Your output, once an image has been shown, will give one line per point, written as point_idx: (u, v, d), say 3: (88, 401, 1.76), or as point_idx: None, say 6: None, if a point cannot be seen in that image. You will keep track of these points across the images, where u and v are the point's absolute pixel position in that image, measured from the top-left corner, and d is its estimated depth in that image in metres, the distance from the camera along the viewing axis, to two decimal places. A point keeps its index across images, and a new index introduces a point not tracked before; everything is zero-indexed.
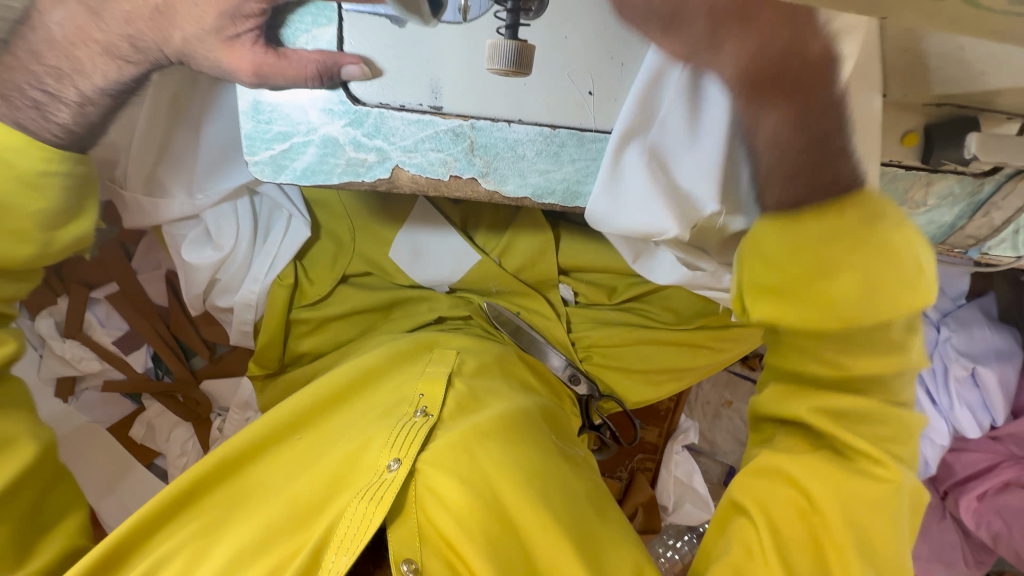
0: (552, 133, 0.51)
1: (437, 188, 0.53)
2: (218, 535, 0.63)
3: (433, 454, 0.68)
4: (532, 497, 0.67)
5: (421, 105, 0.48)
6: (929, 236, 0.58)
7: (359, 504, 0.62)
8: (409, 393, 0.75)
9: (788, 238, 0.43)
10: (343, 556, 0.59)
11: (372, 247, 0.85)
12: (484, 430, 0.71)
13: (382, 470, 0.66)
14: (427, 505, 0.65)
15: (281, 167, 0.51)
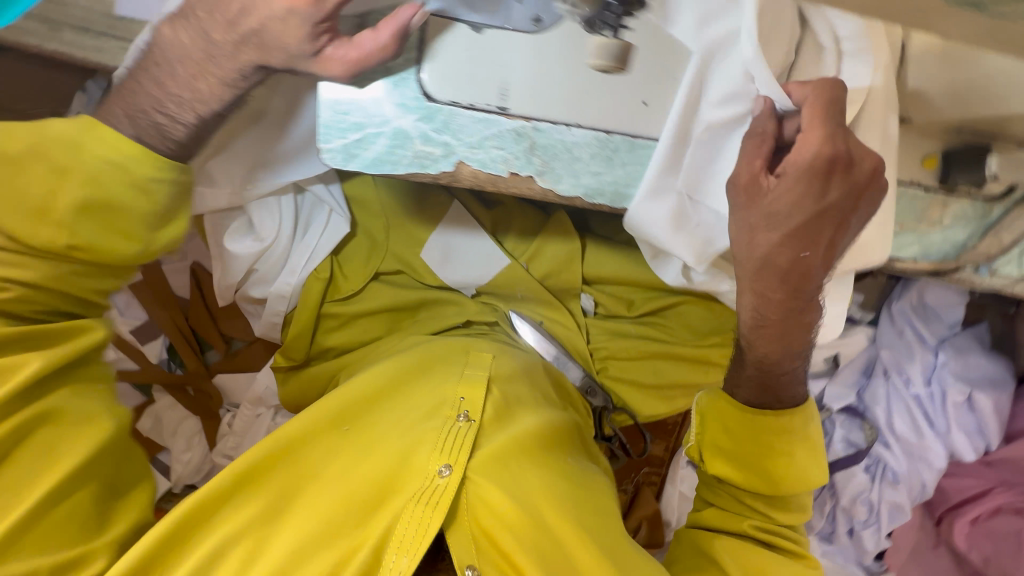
0: (608, 137, 0.54)
1: (496, 184, 0.55)
2: (271, 534, 0.63)
3: (481, 462, 0.67)
4: (576, 510, 0.67)
5: (489, 105, 0.52)
6: (942, 252, 0.62)
7: (416, 509, 0.61)
8: (448, 395, 0.72)
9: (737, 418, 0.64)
10: (403, 557, 0.59)
11: (404, 246, 0.88)
12: (525, 445, 0.70)
13: (433, 476, 0.64)
14: (478, 513, 0.64)
15: (351, 155, 0.53)
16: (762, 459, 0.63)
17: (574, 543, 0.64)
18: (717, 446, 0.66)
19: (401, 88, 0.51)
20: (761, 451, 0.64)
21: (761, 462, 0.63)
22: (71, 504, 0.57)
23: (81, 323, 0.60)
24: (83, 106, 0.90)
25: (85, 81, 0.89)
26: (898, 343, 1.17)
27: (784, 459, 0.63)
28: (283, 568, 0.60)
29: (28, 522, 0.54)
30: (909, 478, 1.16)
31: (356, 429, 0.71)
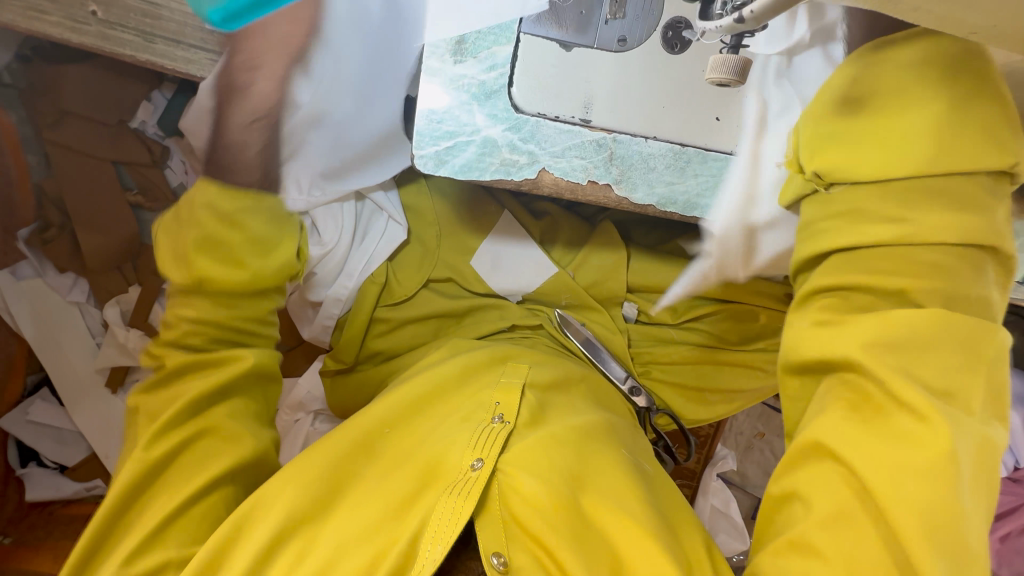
0: (682, 150, 0.57)
1: (574, 191, 0.58)
2: (319, 529, 0.63)
3: (513, 456, 0.67)
4: (617, 501, 0.66)
5: (573, 117, 0.55)
6: None
7: (448, 499, 0.62)
8: (485, 399, 0.74)
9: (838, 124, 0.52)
10: (439, 547, 0.59)
11: (455, 254, 0.91)
12: (559, 438, 0.71)
13: (466, 469, 0.65)
14: (511, 501, 0.65)
15: (441, 162, 0.56)
16: (866, 130, 0.51)
17: (616, 535, 0.64)
18: (829, 143, 0.53)
19: (493, 100, 0.55)
20: (884, 138, 0.50)
21: (872, 138, 0.50)
22: (203, 508, 0.62)
23: (232, 354, 0.68)
24: (148, 114, 0.95)
25: (152, 91, 0.93)
26: None
27: (910, 130, 0.49)
28: (328, 563, 0.60)
29: (170, 519, 0.60)
30: None
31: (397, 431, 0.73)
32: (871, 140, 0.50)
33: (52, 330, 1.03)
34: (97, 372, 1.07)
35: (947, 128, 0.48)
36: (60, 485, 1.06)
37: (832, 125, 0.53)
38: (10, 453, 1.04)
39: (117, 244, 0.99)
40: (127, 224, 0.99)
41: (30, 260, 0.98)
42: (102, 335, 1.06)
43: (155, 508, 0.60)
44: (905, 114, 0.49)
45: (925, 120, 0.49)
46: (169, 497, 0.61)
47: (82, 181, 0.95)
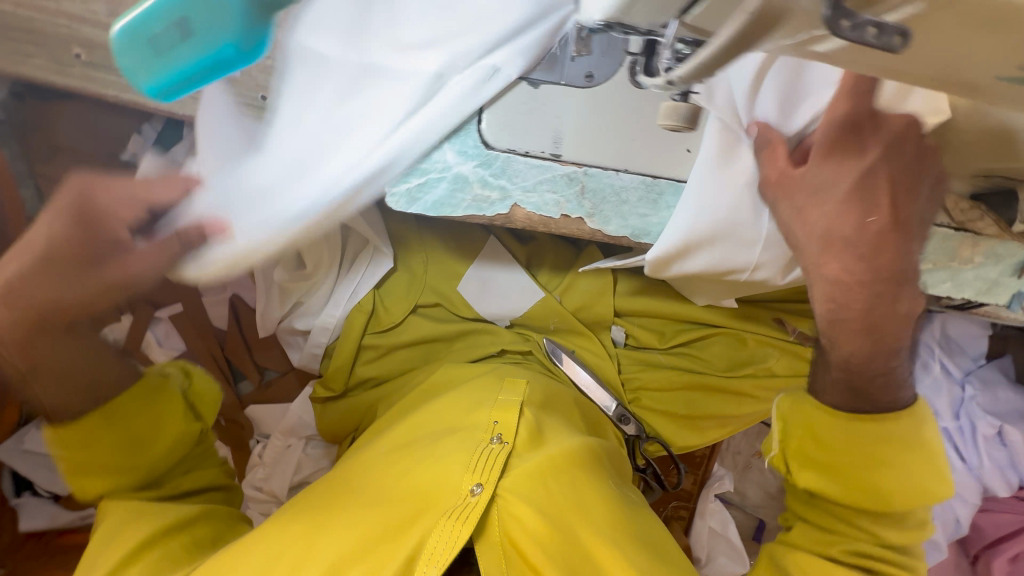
0: (655, 182, 0.57)
1: (547, 224, 0.58)
2: (313, 548, 0.63)
3: (511, 481, 0.66)
4: (609, 531, 0.66)
5: (543, 152, 0.56)
6: (977, 289, 0.63)
7: (446, 523, 0.60)
8: (482, 419, 0.73)
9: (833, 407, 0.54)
10: (434, 568, 0.57)
11: (442, 280, 0.89)
12: (559, 461, 0.69)
13: (466, 494, 0.63)
14: (510, 527, 0.63)
15: (413, 199, 0.56)
16: (864, 470, 0.59)
17: (608, 563, 0.64)
18: (811, 458, 0.62)
19: (462, 138, 0.55)
20: (870, 463, 0.59)
21: (858, 475, 0.60)
22: (165, 551, 0.65)
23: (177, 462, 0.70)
24: (138, 147, 0.94)
25: (142, 124, 0.94)
26: (926, 378, 1.15)
27: (896, 470, 0.58)
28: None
29: (127, 561, 0.62)
30: (941, 512, 1.14)
31: (393, 454, 0.73)
32: (855, 475, 0.60)
33: None
34: None
35: (907, 462, 0.58)
36: (55, 514, 1.06)
37: None
38: (5, 483, 1.05)
39: None
40: None
41: None
42: None
43: (106, 555, 0.62)
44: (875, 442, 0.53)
45: (908, 471, 0.58)
46: (120, 546, 0.63)
47: None
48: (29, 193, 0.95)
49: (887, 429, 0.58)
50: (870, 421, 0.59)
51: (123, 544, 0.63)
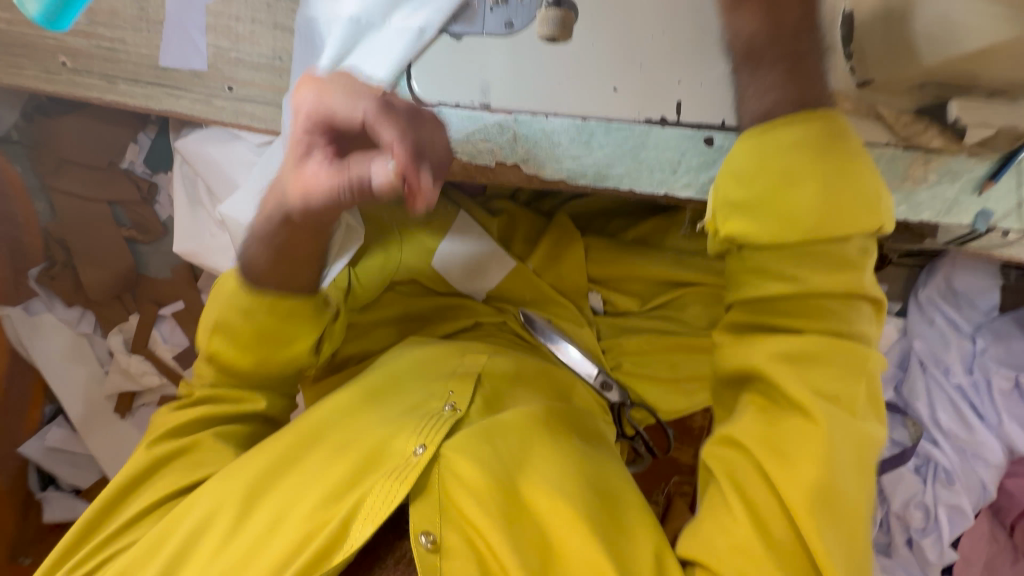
0: (584, 122, 0.59)
1: (485, 172, 0.61)
2: (257, 504, 0.66)
3: (456, 442, 0.68)
4: (552, 484, 0.66)
5: (472, 102, 0.58)
6: (934, 210, 0.62)
7: (386, 484, 0.64)
8: (437, 389, 0.75)
9: (759, 149, 0.51)
10: (369, 527, 0.61)
11: (415, 257, 0.91)
12: (511, 425, 0.71)
13: (409, 455, 0.66)
14: (448, 486, 0.66)
15: None
16: (775, 194, 0.51)
17: (546, 514, 0.64)
18: (738, 203, 0.53)
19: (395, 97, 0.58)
20: (779, 184, 0.51)
21: (778, 201, 0.51)
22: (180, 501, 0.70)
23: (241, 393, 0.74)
24: (135, 155, 1.04)
25: (137, 133, 1.03)
26: (931, 333, 1.11)
27: (810, 192, 0.50)
28: (256, 543, 0.63)
29: (149, 510, 0.68)
30: (964, 475, 1.08)
31: (344, 420, 0.73)
32: (775, 201, 0.51)
33: (62, 360, 1.10)
34: (105, 398, 1.14)
35: (849, 183, 0.50)
36: (75, 507, 1.12)
37: (773, 148, 0.51)
38: (31, 478, 1.11)
39: (114, 276, 1.08)
40: (123, 257, 1.08)
41: (40, 296, 1.07)
42: (109, 362, 1.13)
43: (137, 501, 0.69)
44: (805, 178, 0.50)
45: (822, 188, 0.50)
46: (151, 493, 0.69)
47: (83, 221, 1.05)
48: (41, 204, 1.04)
49: (786, 149, 0.51)
50: (770, 143, 0.51)
51: (149, 496, 0.69)
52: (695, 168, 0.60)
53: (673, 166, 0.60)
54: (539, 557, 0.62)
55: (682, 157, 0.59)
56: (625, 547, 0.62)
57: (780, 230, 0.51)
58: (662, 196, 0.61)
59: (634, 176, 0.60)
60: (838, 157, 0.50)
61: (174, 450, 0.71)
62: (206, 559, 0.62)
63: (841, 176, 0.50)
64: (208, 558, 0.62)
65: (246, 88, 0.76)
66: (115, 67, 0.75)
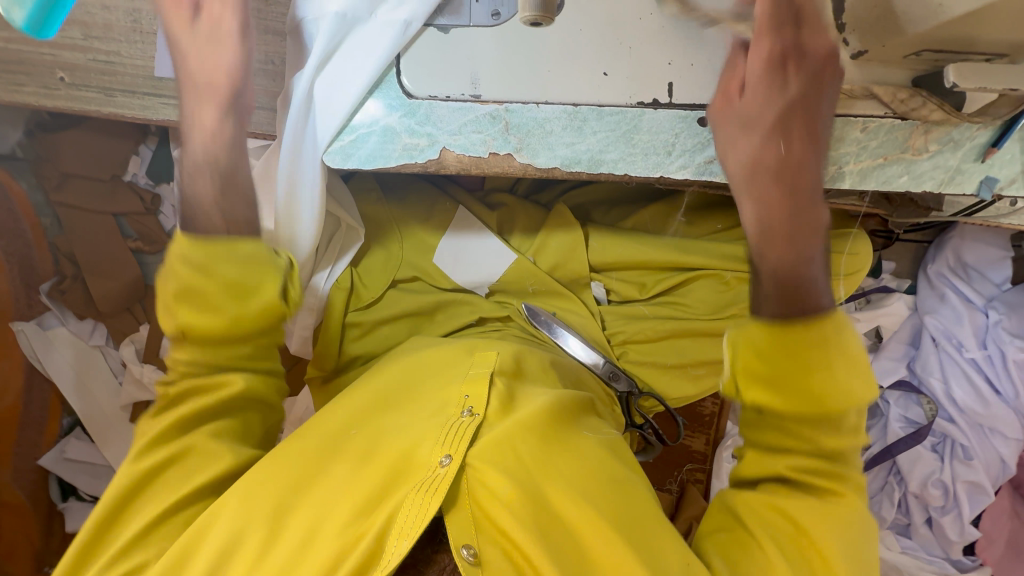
0: (576, 109, 0.58)
1: (480, 165, 0.60)
2: (287, 521, 0.63)
3: (480, 448, 0.65)
4: (580, 489, 0.65)
5: (463, 95, 0.58)
6: (937, 180, 0.60)
7: (417, 496, 0.61)
8: (453, 394, 0.72)
9: (784, 337, 0.50)
10: (404, 542, 0.59)
11: (417, 255, 0.92)
12: (531, 426, 0.69)
13: (434, 466, 0.64)
14: (479, 496, 0.63)
15: (348, 155, 0.59)
16: (801, 378, 0.49)
17: (581, 522, 0.62)
18: (761, 376, 0.50)
19: (387, 91, 0.58)
20: (802, 369, 0.49)
21: (804, 383, 0.49)
22: (187, 516, 0.64)
23: (222, 378, 0.66)
24: (137, 167, 1.07)
25: (138, 146, 1.06)
26: (943, 308, 1.09)
27: (836, 368, 0.49)
28: (292, 560, 0.60)
29: (152, 529, 0.61)
30: (983, 452, 1.06)
31: (362, 429, 0.72)
32: (800, 383, 0.49)
33: (78, 373, 1.12)
34: (121, 408, 1.16)
35: (857, 367, 0.50)
36: None
37: (794, 337, 0.49)
38: (54, 491, 1.13)
39: (123, 286, 1.09)
40: (131, 268, 1.10)
41: (53, 311, 1.08)
42: (122, 374, 1.16)
43: (133, 520, 0.62)
44: (825, 368, 0.49)
45: (845, 377, 0.49)
46: (150, 510, 0.62)
47: (92, 234, 1.07)
48: (49, 220, 1.06)
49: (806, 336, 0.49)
50: (791, 325, 0.50)
51: (146, 516, 0.61)
52: (689, 150, 0.59)
53: (668, 149, 0.59)
54: (578, 564, 0.60)
55: (676, 139, 0.59)
56: (659, 548, 0.61)
57: (808, 409, 0.49)
58: (657, 179, 0.60)
59: (630, 160, 0.60)
60: (852, 350, 0.49)
61: (162, 461, 0.63)
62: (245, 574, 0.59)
63: (860, 365, 0.50)
64: (244, 573, 0.59)
65: None
66: (111, 80, 0.76)
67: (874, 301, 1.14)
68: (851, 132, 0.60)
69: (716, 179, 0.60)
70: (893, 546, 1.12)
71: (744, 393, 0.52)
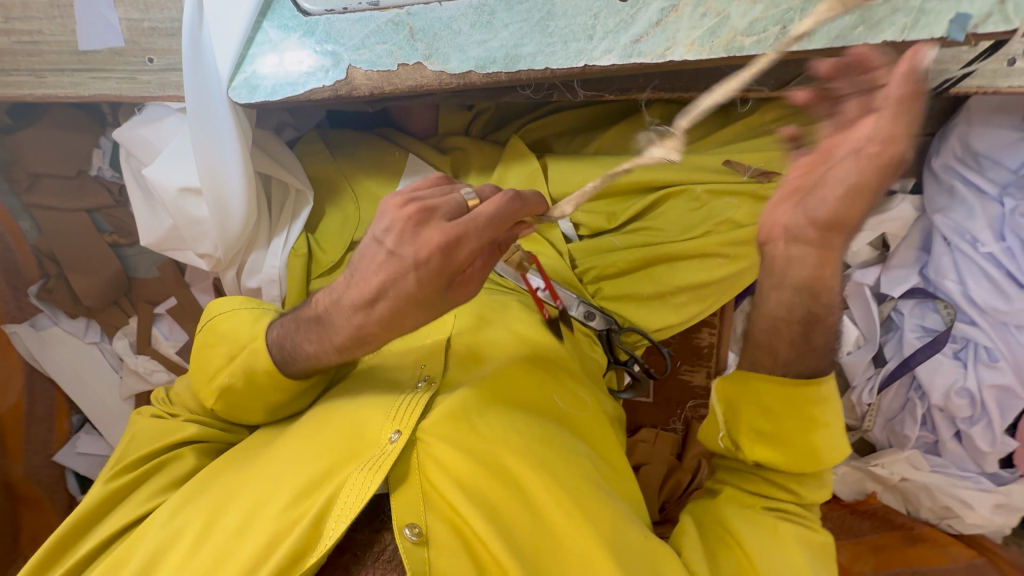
0: (482, 2, 0.55)
1: (391, 80, 0.58)
2: (224, 511, 0.63)
3: (433, 421, 0.63)
4: (543, 462, 0.63)
5: (361, 4, 0.57)
6: (898, 25, 0.53)
7: (360, 474, 0.60)
8: (411, 364, 0.71)
9: (756, 394, 0.60)
10: (342, 524, 0.57)
11: (374, 211, 0.88)
12: (488, 396, 0.67)
13: (384, 443, 0.62)
14: (428, 471, 0.61)
15: (253, 88, 0.62)
16: (802, 438, 0.59)
17: (537, 494, 0.62)
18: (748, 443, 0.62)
19: (284, 14, 0.60)
20: (801, 426, 0.58)
21: (800, 439, 0.59)
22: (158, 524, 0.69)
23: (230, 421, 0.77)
24: (101, 160, 1.07)
25: (99, 138, 1.06)
26: (954, 204, 1.00)
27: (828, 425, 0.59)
28: (223, 551, 0.59)
29: (124, 529, 0.67)
30: (1011, 353, 0.98)
31: (316, 416, 0.69)
32: (799, 437, 0.59)
33: (76, 370, 1.15)
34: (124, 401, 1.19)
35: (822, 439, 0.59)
36: None
37: (771, 402, 0.59)
38: (71, 483, 1.17)
39: (105, 281, 1.12)
40: (111, 262, 1.11)
41: (44, 312, 1.12)
42: (122, 366, 1.18)
43: (112, 520, 0.68)
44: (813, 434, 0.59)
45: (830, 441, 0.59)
46: (127, 511, 0.68)
47: (67, 233, 1.08)
48: (26, 223, 1.08)
49: (803, 395, 0.58)
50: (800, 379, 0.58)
51: (112, 523, 0.67)
52: (612, 31, 0.54)
53: (589, 33, 0.55)
54: (530, 534, 0.60)
55: (596, 20, 0.54)
56: (617, 516, 0.62)
57: (800, 461, 0.59)
58: (582, 68, 0.55)
59: (548, 52, 0.55)
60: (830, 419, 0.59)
61: (149, 467, 0.71)
62: (179, 566, 0.60)
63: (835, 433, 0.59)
64: (182, 561, 0.60)
65: (165, 57, 0.74)
66: (38, 61, 0.76)
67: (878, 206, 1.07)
68: None
69: (647, 60, 0.54)
70: (923, 466, 1.05)
71: (749, 452, 0.62)
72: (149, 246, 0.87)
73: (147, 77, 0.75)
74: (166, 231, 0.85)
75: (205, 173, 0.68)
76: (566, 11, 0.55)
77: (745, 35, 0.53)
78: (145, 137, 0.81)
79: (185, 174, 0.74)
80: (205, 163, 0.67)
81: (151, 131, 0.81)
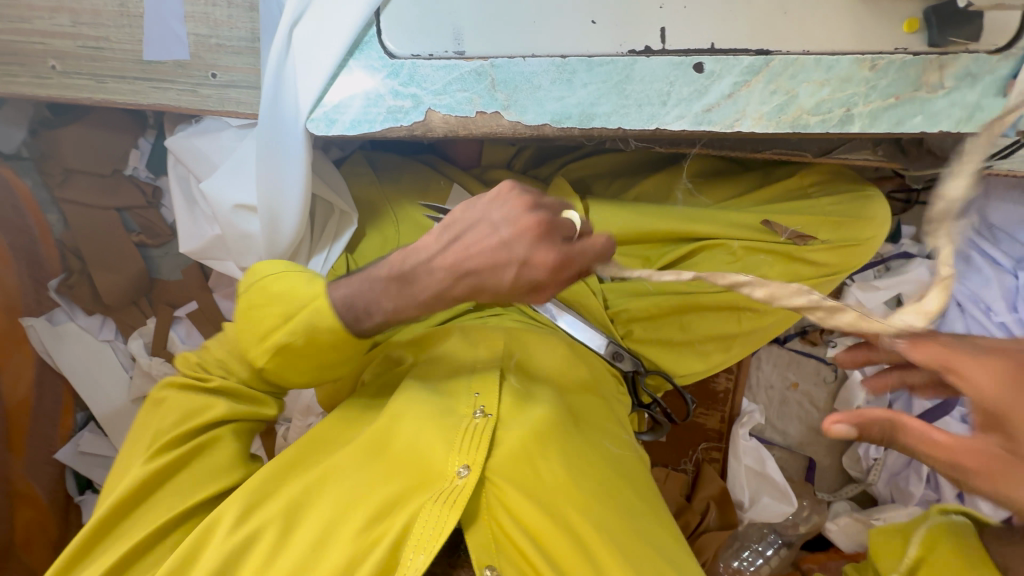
0: (565, 61, 0.58)
1: (467, 126, 0.60)
2: (295, 533, 0.63)
3: (499, 462, 0.65)
4: (603, 509, 0.65)
5: (447, 52, 0.60)
6: (955, 117, 0.55)
7: (433, 507, 0.60)
8: (464, 393, 0.70)
9: None
10: (421, 555, 0.58)
11: (413, 237, 0.89)
12: (543, 435, 0.67)
13: (453, 476, 0.62)
14: (497, 510, 0.64)
15: (332, 121, 0.63)
16: None
17: (595, 545, 0.62)
18: None
19: (367, 54, 0.61)
20: None
21: None
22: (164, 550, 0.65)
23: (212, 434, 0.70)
24: (137, 160, 1.08)
25: (137, 139, 1.06)
26: (970, 273, 1.02)
27: None
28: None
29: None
30: None
31: (373, 444, 0.67)
32: None
33: (87, 367, 1.13)
34: (131, 402, 1.17)
35: None
36: None
37: None
38: (70, 482, 1.14)
39: (128, 280, 1.11)
40: (135, 261, 1.11)
41: (62, 306, 1.10)
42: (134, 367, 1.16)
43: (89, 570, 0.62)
44: None
45: None
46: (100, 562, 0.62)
47: (95, 230, 1.07)
48: (54, 216, 1.07)
49: None
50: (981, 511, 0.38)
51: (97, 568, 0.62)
52: (685, 99, 0.57)
53: (663, 99, 0.57)
54: None
55: (671, 87, 0.57)
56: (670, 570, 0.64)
57: None
58: (654, 131, 0.57)
59: (623, 112, 0.57)
60: None
61: (111, 513, 0.64)
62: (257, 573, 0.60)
63: None
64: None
65: (229, 74, 0.75)
66: (101, 67, 0.77)
67: (894, 268, 1.07)
68: (861, 72, 0.55)
69: (716, 129, 0.57)
70: None
71: None
72: (187, 254, 0.86)
73: (209, 95, 0.76)
74: (206, 242, 0.85)
75: (264, 196, 0.69)
76: (641, 80, 0.57)
77: (812, 113, 0.56)
78: (198, 148, 0.82)
79: (241, 192, 0.75)
80: (266, 188, 0.68)
81: (204, 143, 0.82)
